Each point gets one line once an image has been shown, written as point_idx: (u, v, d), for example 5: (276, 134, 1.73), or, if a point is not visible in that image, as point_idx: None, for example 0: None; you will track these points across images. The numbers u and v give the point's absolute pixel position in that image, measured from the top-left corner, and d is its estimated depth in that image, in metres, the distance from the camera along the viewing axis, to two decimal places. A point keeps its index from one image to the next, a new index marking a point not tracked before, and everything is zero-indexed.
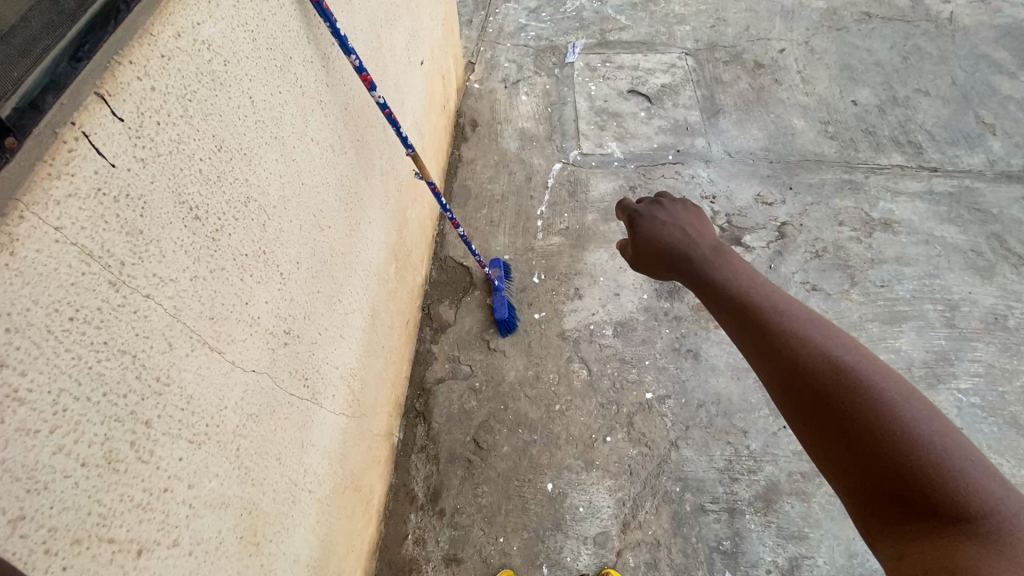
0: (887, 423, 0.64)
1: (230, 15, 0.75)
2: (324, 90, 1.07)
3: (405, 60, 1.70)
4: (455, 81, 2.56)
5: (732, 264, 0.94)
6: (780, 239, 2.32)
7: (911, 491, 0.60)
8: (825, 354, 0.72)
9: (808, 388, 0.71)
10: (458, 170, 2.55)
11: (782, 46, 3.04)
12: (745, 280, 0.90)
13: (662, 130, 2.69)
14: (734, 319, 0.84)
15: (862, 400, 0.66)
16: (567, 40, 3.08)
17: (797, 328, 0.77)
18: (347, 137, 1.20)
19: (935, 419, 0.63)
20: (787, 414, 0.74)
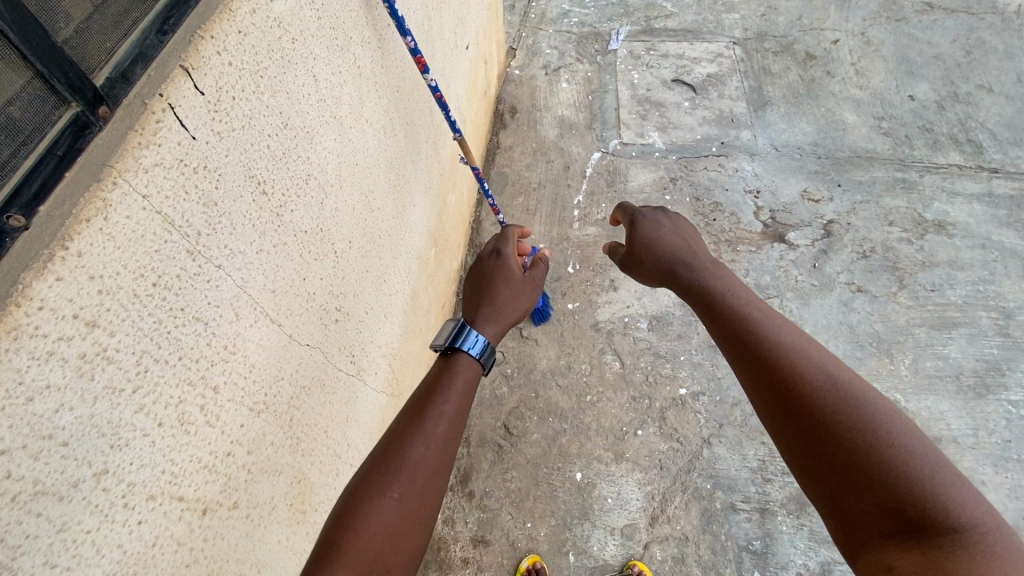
0: (879, 438, 0.69)
1: None
2: (379, 71, 1.07)
3: (451, 44, 1.69)
4: (496, 66, 2.54)
5: (734, 285, 1.00)
6: (826, 237, 2.25)
7: (896, 500, 0.64)
8: (820, 371, 0.78)
9: (803, 401, 0.76)
10: (497, 157, 2.55)
11: (836, 36, 2.92)
12: (748, 300, 0.95)
13: (705, 122, 2.62)
14: (733, 333, 0.90)
15: (855, 416, 0.71)
16: (610, 27, 3.02)
17: (795, 347, 0.82)
18: (397, 119, 1.21)
19: (922, 440, 0.69)
20: (779, 427, 0.79)
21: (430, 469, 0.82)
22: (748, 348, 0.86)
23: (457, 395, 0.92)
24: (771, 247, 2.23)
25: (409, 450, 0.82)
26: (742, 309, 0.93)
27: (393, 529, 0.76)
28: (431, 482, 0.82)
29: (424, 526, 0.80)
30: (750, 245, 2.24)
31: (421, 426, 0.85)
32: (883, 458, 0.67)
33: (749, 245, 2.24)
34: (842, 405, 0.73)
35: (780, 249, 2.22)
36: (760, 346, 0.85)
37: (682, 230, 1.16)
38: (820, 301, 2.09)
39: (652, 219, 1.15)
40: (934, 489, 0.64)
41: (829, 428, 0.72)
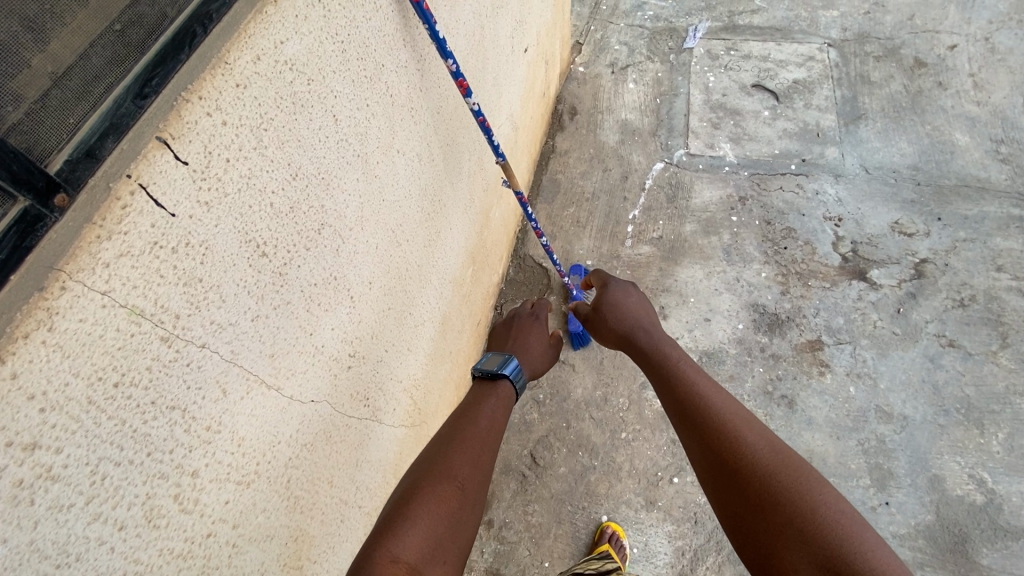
0: (806, 497, 0.86)
1: (319, 26, 0.67)
2: (416, 96, 0.98)
3: (508, 51, 1.57)
4: (558, 64, 2.38)
5: (686, 359, 1.23)
6: (916, 278, 1.99)
7: (827, 551, 0.80)
8: (758, 435, 0.98)
9: (742, 463, 0.94)
10: (550, 162, 2.41)
11: (953, 41, 2.55)
12: (695, 373, 1.17)
13: (787, 134, 2.36)
14: (680, 402, 1.10)
15: (787, 478, 0.89)
16: (688, 22, 2.77)
17: (733, 415, 1.02)
18: (435, 144, 1.13)
19: (841, 500, 0.86)
20: (720, 486, 0.96)
21: (478, 464, 1.01)
22: (694, 416, 1.05)
23: (493, 415, 1.15)
24: (849, 285, 1.99)
25: (462, 449, 1.01)
26: (692, 378, 1.14)
27: (453, 504, 0.92)
28: (476, 472, 0.99)
29: (476, 500, 0.96)
30: (824, 280, 2.01)
31: (467, 434, 1.06)
32: (817, 515, 0.83)
33: (823, 280, 2.01)
34: (777, 466, 0.92)
35: (860, 288, 1.98)
36: (704, 414, 1.05)
37: (645, 307, 1.44)
38: (901, 353, 1.85)
39: (623, 289, 1.47)
40: (856, 541, 0.80)
41: (767, 486, 0.90)
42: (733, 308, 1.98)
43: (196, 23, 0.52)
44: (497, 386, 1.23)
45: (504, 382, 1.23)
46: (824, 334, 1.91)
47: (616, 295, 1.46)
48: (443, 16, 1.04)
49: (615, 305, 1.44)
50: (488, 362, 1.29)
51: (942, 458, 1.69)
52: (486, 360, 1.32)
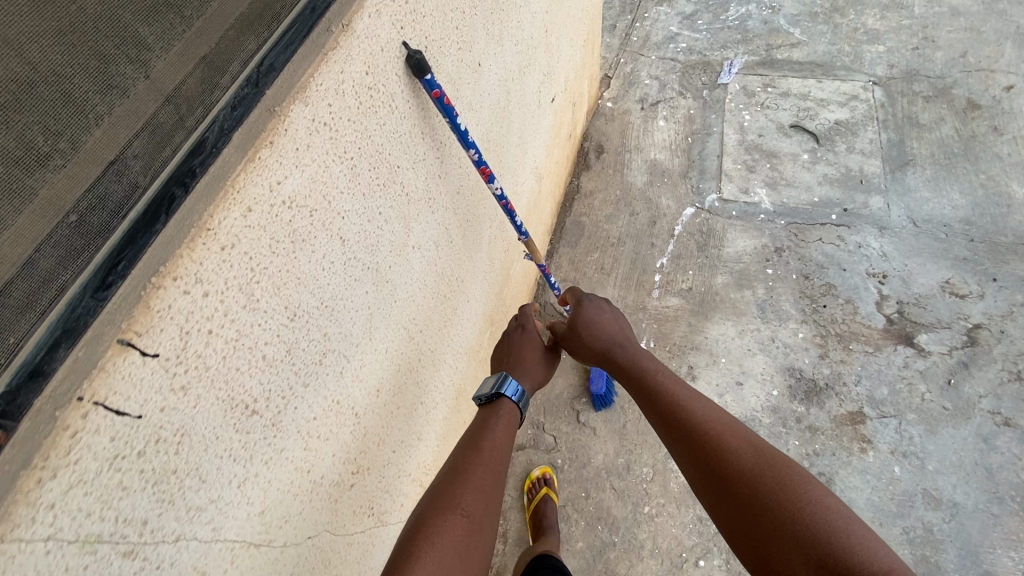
0: (788, 490, 1.01)
1: (321, 155, 0.63)
2: (435, 183, 0.91)
3: (535, 104, 1.50)
4: (586, 101, 2.29)
5: (664, 371, 1.34)
6: (968, 345, 1.84)
7: (814, 535, 0.94)
8: (739, 441, 1.12)
9: (730, 468, 1.09)
10: (574, 203, 2.33)
11: (1010, 81, 2.40)
12: (677, 386, 1.28)
13: (827, 180, 2.23)
14: (669, 418, 1.22)
15: (771, 476, 1.04)
16: (724, 55, 2.66)
17: (716, 424, 1.17)
18: (455, 223, 1.05)
19: (816, 486, 1.01)
20: (714, 490, 1.10)
21: (484, 493, 1.03)
22: (682, 431, 1.18)
23: (500, 441, 1.15)
24: (894, 350, 1.86)
25: (465, 478, 1.03)
26: (675, 394, 1.26)
27: (462, 534, 0.95)
28: (482, 504, 1.01)
29: (485, 531, 0.99)
30: (866, 345, 1.88)
31: (473, 461, 1.08)
32: (798, 505, 0.98)
33: (865, 344, 1.88)
34: (760, 470, 1.06)
35: (906, 354, 1.85)
36: (690, 427, 1.18)
37: (618, 320, 1.50)
38: (952, 431, 1.71)
39: (597, 305, 1.49)
40: (833, 520, 0.95)
41: (754, 490, 1.03)
42: (767, 372, 1.86)
43: (175, 186, 0.51)
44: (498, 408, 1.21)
45: (506, 403, 1.23)
46: (867, 405, 1.78)
47: (592, 310, 1.49)
48: (467, 102, 0.97)
49: (590, 318, 1.46)
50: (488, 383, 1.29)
51: (997, 553, 1.54)
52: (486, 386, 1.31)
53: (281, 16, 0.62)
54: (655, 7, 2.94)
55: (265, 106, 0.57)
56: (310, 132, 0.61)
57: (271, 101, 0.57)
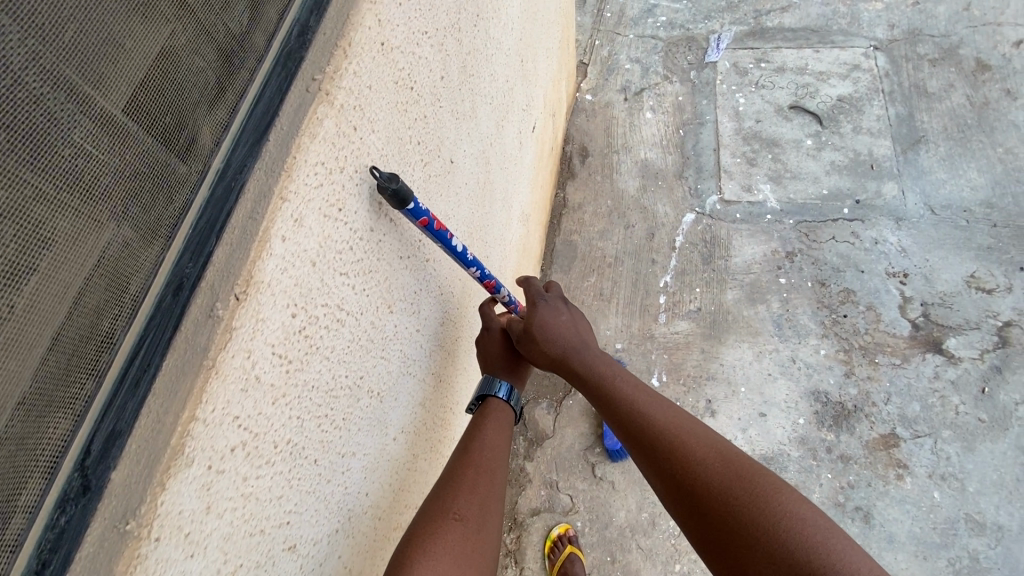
0: (763, 504, 0.83)
1: (237, 501, 0.48)
2: (404, 363, 0.74)
3: (517, 147, 1.26)
4: (564, 104, 2.03)
5: (621, 371, 1.13)
6: (999, 346, 1.73)
7: (795, 559, 0.77)
8: (705, 448, 0.94)
9: (698, 483, 0.91)
10: (561, 221, 2.11)
11: (1019, 35, 2.25)
12: (635, 388, 1.08)
13: (836, 169, 2.04)
14: (628, 428, 1.03)
15: (743, 488, 0.86)
16: (708, 28, 2.41)
17: (679, 430, 0.98)
18: (439, 377, 0.86)
19: (794, 494, 0.84)
20: (682, 509, 0.93)
21: (480, 491, 0.89)
22: (642, 441, 1.00)
23: (493, 440, 1.02)
24: (923, 359, 1.74)
25: (458, 479, 0.90)
26: (629, 396, 1.06)
27: (457, 538, 0.80)
28: (481, 503, 0.87)
29: (490, 530, 0.85)
30: (893, 356, 1.75)
31: (465, 462, 0.95)
32: (775, 522, 0.81)
33: (892, 356, 1.75)
34: (730, 481, 0.88)
35: (936, 363, 1.73)
36: (650, 435, 1.00)
37: (578, 322, 1.22)
38: (990, 446, 1.61)
39: (552, 306, 1.19)
40: (816, 536, 0.78)
41: (724, 506, 0.86)
42: (791, 398, 1.73)
43: None
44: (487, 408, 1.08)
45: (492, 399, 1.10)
46: (899, 426, 1.66)
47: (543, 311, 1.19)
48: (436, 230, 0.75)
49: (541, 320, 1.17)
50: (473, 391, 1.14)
51: None
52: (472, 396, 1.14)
53: (103, 358, 0.40)
54: None
55: (106, 522, 0.38)
56: (203, 505, 0.44)
57: (111, 516, 0.38)
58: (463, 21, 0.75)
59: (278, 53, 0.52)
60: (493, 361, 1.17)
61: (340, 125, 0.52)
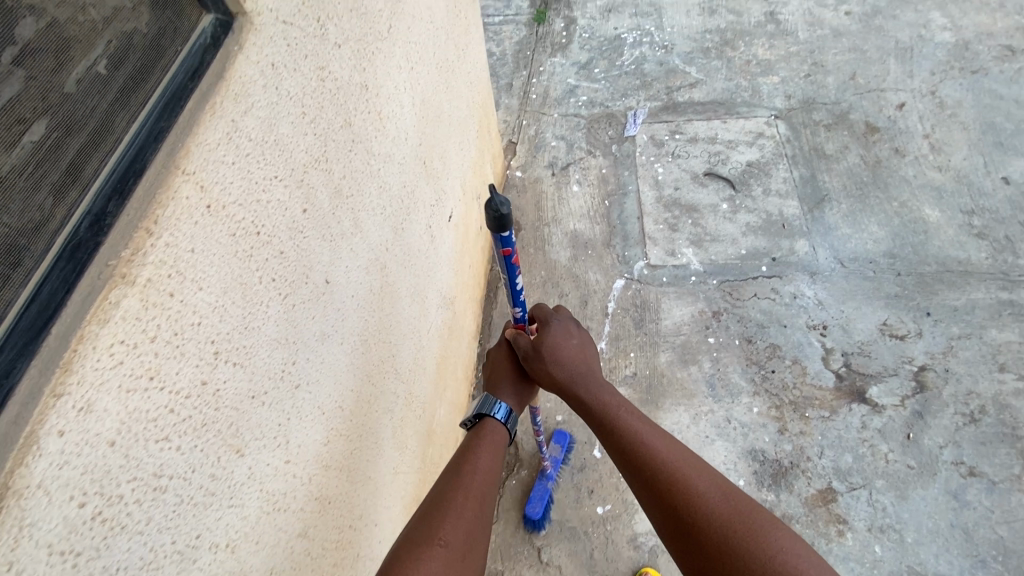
0: (762, 540, 0.85)
1: None
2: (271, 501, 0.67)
3: (428, 240, 1.28)
4: (492, 184, 2.13)
5: (622, 399, 1.12)
6: (918, 391, 1.80)
7: None
8: (708, 481, 0.94)
9: (700, 515, 0.90)
10: (498, 293, 2.14)
11: (900, 99, 2.50)
12: (636, 416, 1.07)
13: (751, 229, 2.17)
14: (628, 455, 1.02)
15: (742, 522, 0.87)
16: (626, 105, 2.60)
17: (681, 461, 0.97)
18: (329, 495, 0.82)
19: (792, 534, 0.86)
20: (677, 540, 0.92)
21: (467, 518, 0.89)
22: (643, 468, 0.98)
23: (486, 461, 1.04)
24: (850, 410, 1.79)
25: (446, 505, 0.91)
26: (631, 424, 1.05)
27: (439, 565, 0.81)
28: (470, 525, 0.88)
29: (474, 556, 0.86)
30: (822, 409, 1.80)
31: (454, 486, 0.96)
32: (774, 558, 0.82)
33: (821, 408, 1.80)
34: (733, 515, 0.88)
35: (862, 413, 1.78)
36: (652, 463, 0.98)
37: (584, 345, 1.23)
38: (922, 493, 1.65)
39: (563, 329, 1.22)
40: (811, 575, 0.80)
41: (724, 539, 0.86)
42: (730, 459, 1.74)
43: None
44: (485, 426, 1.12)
45: (490, 421, 1.13)
46: (835, 480, 1.68)
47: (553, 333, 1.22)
48: (304, 357, 0.72)
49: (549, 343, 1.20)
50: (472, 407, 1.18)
51: None
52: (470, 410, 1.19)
53: None
54: (550, 59, 2.87)
55: None
56: None
57: None
58: (330, 151, 0.77)
59: (65, 245, 0.44)
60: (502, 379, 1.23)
61: (147, 300, 0.46)
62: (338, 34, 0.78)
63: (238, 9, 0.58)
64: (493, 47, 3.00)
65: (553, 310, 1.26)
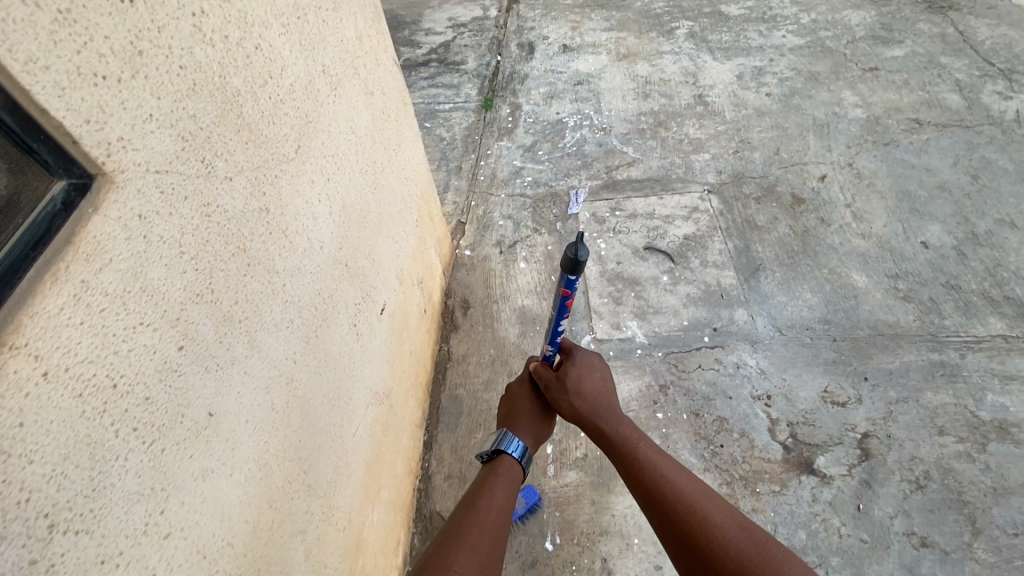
0: (771, 565, 1.03)
1: None
2: None
3: (354, 342, 1.28)
4: (437, 268, 2.16)
5: (646, 439, 1.32)
6: (863, 459, 1.81)
7: None
8: (724, 516, 1.13)
9: (717, 541, 1.09)
10: (446, 374, 2.11)
11: (821, 171, 2.68)
12: (659, 455, 1.27)
13: (691, 300, 2.23)
14: (653, 487, 1.21)
15: (754, 549, 1.06)
16: (569, 184, 2.73)
17: (700, 496, 1.17)
18: None
19: (796, 560, 1.05)
20: (695, 561, 1.11)
21: (481, 548, 1.13)
22: (667, 499, 1.18)
23: (503, 490, 1.32)
24: (800, 483, 1.77)
25: (465, 537, 1.14)
26: (655, 463, 1.25)
27: None
28: (485, 553, 1.12)
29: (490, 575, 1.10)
30: (772, 483, 1.78)
31: (472, 521, 1.20)
32: None
33: (771, 483, 1.78)
34: (746, 545, 1.07)
35: (811, 485, 1.76)
36: (674, 496, 1.18)
37: (608, 384, 1.44)
38: (877, 569, 1.61)
39: (588, 368, 1.44)
40: None
41: (737, 563, 1.05)
42: None
43: None
44: (501, 463, 1.39)
45: (506, 457, 1.39)
46: None
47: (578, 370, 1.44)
48: (176, 501, 0.68)
49: (576, 381, 1.42)
50: (490, 441, 1.46)
51: None
52: (490, 442, 1.47)
53: None
54: (497, 143, 3.02)
55: None
56: None
57: None
58: (218, 282, 0.77)
59: None
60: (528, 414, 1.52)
61: None
62: (230, 167, 0.80)
63: (95, 169, 0.58)
64: (443, 132, 3.14)
65: (581, 350, 1.48)
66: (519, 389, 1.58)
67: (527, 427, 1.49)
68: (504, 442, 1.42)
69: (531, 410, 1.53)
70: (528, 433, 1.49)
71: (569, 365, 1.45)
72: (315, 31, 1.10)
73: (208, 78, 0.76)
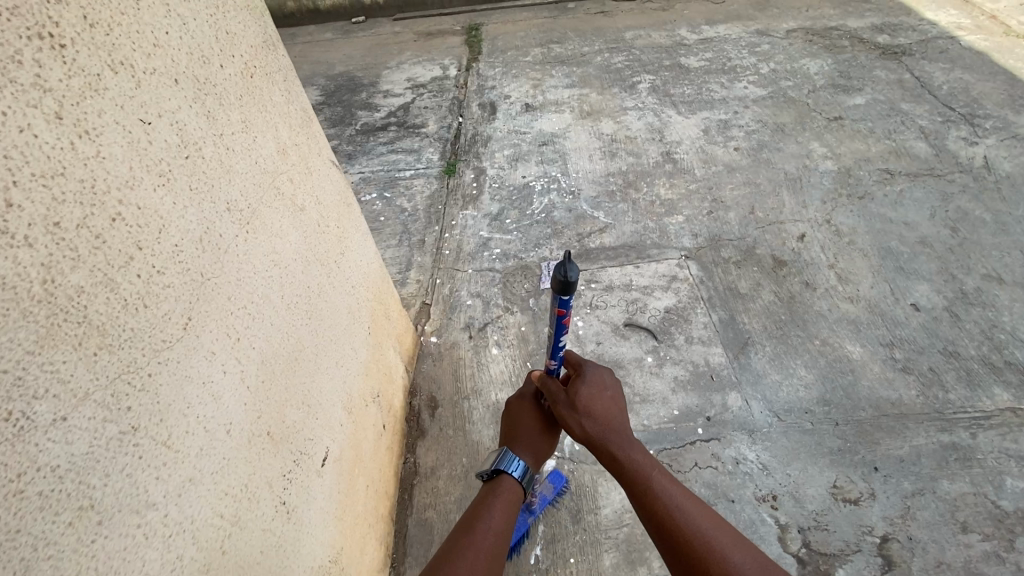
0: None
1: None
2: None
3: (281, 526, 1.03)
4: (397, 370, 1.93)
5: (659, 463, 1.11)
6: (887, 569, 1.61)
7: None
8: (747, 559, 0.97)
9: None
10: (415, 491, 1.86)
11: (800, 230, 2.58)
12: (673, 484, 1.07)
13: (680, 384, 2.05)
14: (665, 521, 1.02)
15: None
16: (539, 256, 2.57)
17: (719, 536, 0.99)
18: None
19: None
20: None
21: None
22: (681, 536, 1.00)
23: (501, 515, 1.14)
24: None
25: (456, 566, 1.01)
26: (670, 494, 1.05)
27: None
28: None
29: None
30: None
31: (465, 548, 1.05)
32: None
33: None
34: None
35: None
36: (689, 534, 1.00)
37: (620, 400, 1.20)
38: None
39: (598, 382, 1.20)
40: None
41: None
42: None
43: None
44: (499, 485, 1.21)
45: (506, 478, 1.21)
46: None
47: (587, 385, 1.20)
48: None
49: (584, 398, 1.18)
50: (489, 460, 1.27)
51: None
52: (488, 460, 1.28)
53: None
54: (461, 212, 2.85)
55: None
56: None
57: None
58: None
59: None
60: (529, 430, 1.31)
61: None
62: (63, 404, 0.58)
63: None
64: (404, 203, 2.96)
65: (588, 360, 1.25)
66: (518, 398, 1.36)
67: (526, 444, 1.28)
68: (504, 462, 1.23)
69: (534, 427, 1.31)
70: (528, 452, 1.28)
71: (578, 379, 1.22)
72: (214, 164, 0.90)
73: (18, 299, 0.54)
